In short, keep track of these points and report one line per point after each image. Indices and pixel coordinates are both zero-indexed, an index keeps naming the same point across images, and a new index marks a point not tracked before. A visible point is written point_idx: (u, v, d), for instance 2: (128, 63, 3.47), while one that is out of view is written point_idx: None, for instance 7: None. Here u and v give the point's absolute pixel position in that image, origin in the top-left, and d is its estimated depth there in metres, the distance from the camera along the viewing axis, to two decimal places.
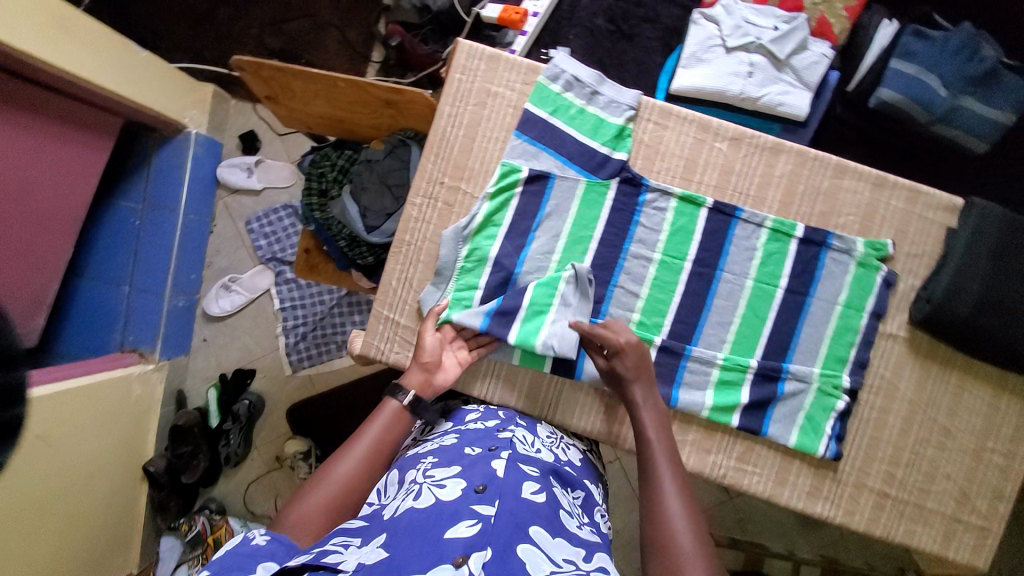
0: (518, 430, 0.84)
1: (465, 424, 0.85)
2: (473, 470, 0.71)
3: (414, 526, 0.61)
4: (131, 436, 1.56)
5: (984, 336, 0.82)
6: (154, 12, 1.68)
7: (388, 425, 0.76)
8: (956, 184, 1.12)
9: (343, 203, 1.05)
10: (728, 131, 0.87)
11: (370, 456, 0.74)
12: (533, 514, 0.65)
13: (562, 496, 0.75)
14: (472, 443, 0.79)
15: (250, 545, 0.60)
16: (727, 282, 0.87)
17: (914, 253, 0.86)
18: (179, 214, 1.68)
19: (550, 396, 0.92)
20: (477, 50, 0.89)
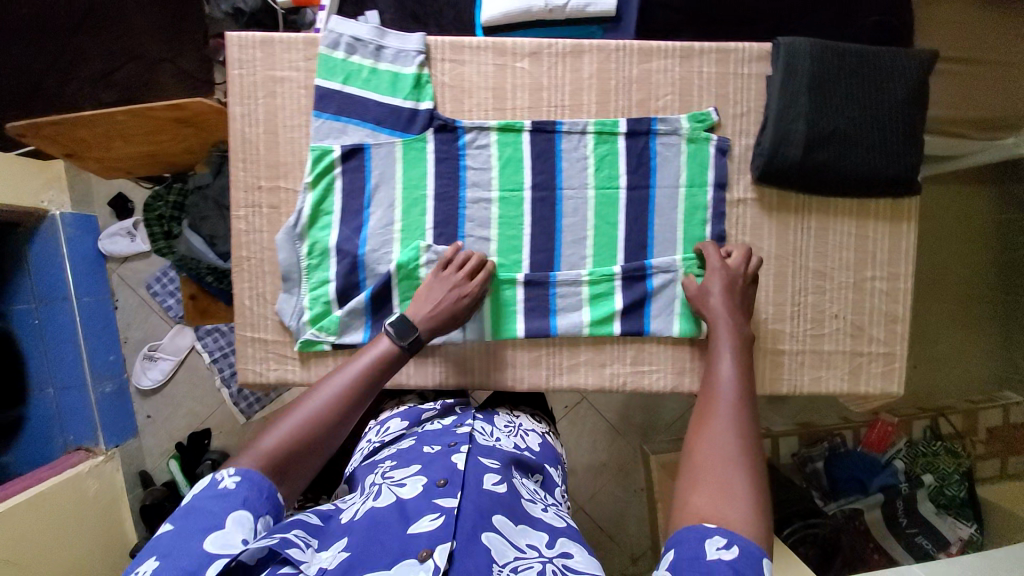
0: (476, 424, 0.80)
1: (423, 425, 0.80)
2: (435, 465, 0.67)
3: (375, 522, 0.57)
4: (105, 531, 1.52)
5: (824, 171, 0.82)
6: None
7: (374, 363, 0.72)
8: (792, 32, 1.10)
9: (186, 238, 1.00)
10: (525, 47, 0.84)
11: (349, 392, 0.70)
12: (496, 503, 0.62)
13: (523, 482, 0.71)
14: (431, 441, 0.74)
15: (218, 488, 0.57)
16: (570, 198, 0.85)
17: (739, 113, 0.85)
18: (73, 301, 1.60)
19: (480, 363, 0.88)
20: (248, 40, 0.84)
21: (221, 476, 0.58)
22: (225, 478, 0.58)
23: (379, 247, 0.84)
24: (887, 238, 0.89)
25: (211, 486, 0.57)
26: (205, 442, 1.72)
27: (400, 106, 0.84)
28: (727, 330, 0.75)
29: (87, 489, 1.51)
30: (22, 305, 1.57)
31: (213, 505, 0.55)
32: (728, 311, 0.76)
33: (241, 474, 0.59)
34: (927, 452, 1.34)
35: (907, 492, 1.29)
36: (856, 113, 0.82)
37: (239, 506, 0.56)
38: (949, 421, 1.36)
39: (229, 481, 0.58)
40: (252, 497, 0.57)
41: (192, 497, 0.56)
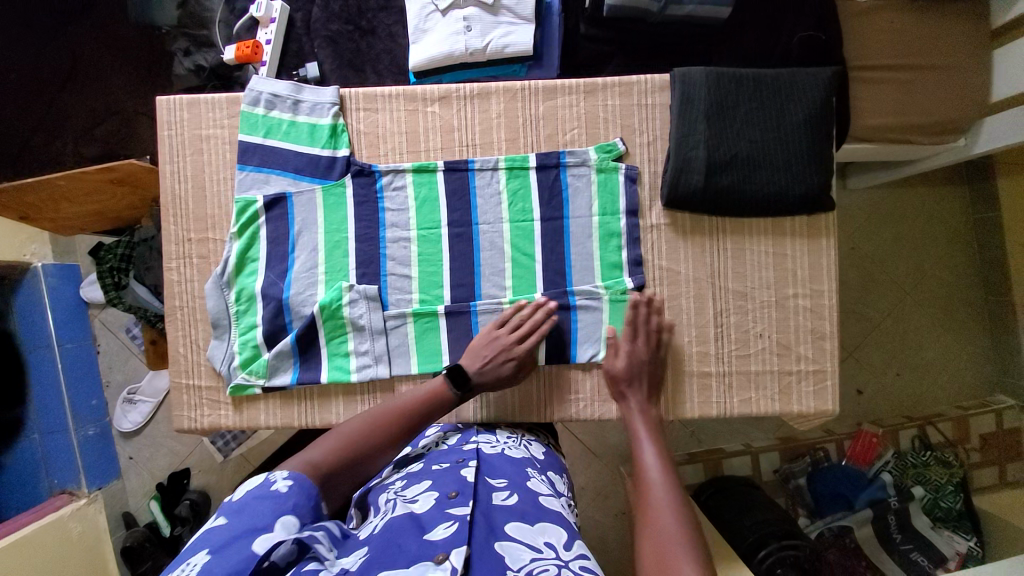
0: (481, 437, 0.80)
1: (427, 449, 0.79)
2: (445, 480, 0.66)
3: (390, 533, 0.56)
4: (90, 575, 1.53)
5: (729, 195, 0.83)
6: None
7: (426, 394, 0.77)
8: None
9: (132, 289, 1.05)
10: (435, 92, 0.88)
11: (393, 420, 0.74)
12: (508, 512, 0.61)
13: (539, 486, 0.70)
14: (439, 458, 0.74)
15: (272, 488, 0.60)
16: (486, 232, 0.87)
17: (647, 142, 0.86)
18: (55, 348, 1.65)
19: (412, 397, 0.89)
20: (175, 102, 0.89)
21: (272, 478, 0.62)
22: (278, 480, 0.61)
23: (302, 289, 0.88)
24: (806, 256, 0.90)
25: (264, 487, 0.60)
26: (184, 483, 1.73)
27: (316, 154, 0.88)
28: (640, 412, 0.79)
29: (70, 531, 1.53)
30: (10, 354, 1.64)
31: (265, 505, 0.58)
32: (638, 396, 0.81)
33: (292, 479, 0.62)
34: (916, 463, 1.24)
35: (896, 506, 1.18)
36: (758, 136, 0.83)
37: (287, 510, 0.59)
38: (938, 429, 1.29)
39: (282, 483, 0.61)
40: (301, 503, 0.60)
41: (246, 494, 0.59)
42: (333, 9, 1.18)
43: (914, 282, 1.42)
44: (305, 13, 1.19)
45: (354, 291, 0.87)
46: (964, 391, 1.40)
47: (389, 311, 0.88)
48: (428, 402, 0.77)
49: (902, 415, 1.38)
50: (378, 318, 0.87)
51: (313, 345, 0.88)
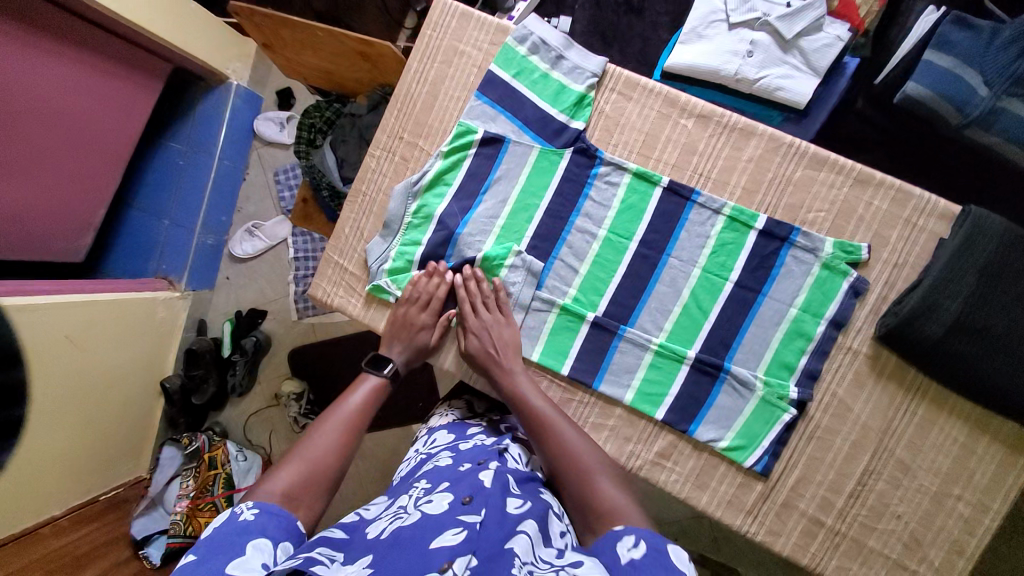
0: (513, 448, 0.78)
1: (459, 445, 0.78)
2: (462, 483, 0.65)
3: (399, 538, 0.55)
4: (154, 355, 1.65)
5: (957, 364, 0.73)
6: None
7: (367, 395, 0.77)
8: (993, 203, 0.99)
9: (323, 153, 1.11)
10: (696, 107, 0.81)
11: (352, 425, 0.74)
12: (520, 523, 0.59)
13: (552, 500, 0.70)
14: (465, 457, 0.74)
15: (239, 519, 0.58)
16: (673, 268, 0.81)
17: (893, 262, 0.76)
18: (214, 157, 1.78)
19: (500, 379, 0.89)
20: (451, 8, 0.89)
21: (238, 511, 0.59)
22: (244, 512, 0.59)
23: (473, 231, 0.87)
24: (993, 466, 0.77)
25: (232, 520, 0.58)
26: (257, 321, 1.86)
27: (550, 116, 0.85)
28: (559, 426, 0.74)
29: (155, 314, 1.65)
30: (176, 145, 1.77)
31: (237, 534, 0.56)
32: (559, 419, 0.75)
33: (258, 507, 0.60)
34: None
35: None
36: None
37: (258, 535, 0.57)
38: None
39: (248, 513, 0.59)
40: (271, 526, 0.59)
41: (214, 529, 0.57)
42: None
43: None
44: None
45: (520, 257, 0.84)
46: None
47: (541, 292, 0.85)
48: (373, 399, 0.78)
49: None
50: (530, 295, 0.85)
51: (457, 287, 0.88)
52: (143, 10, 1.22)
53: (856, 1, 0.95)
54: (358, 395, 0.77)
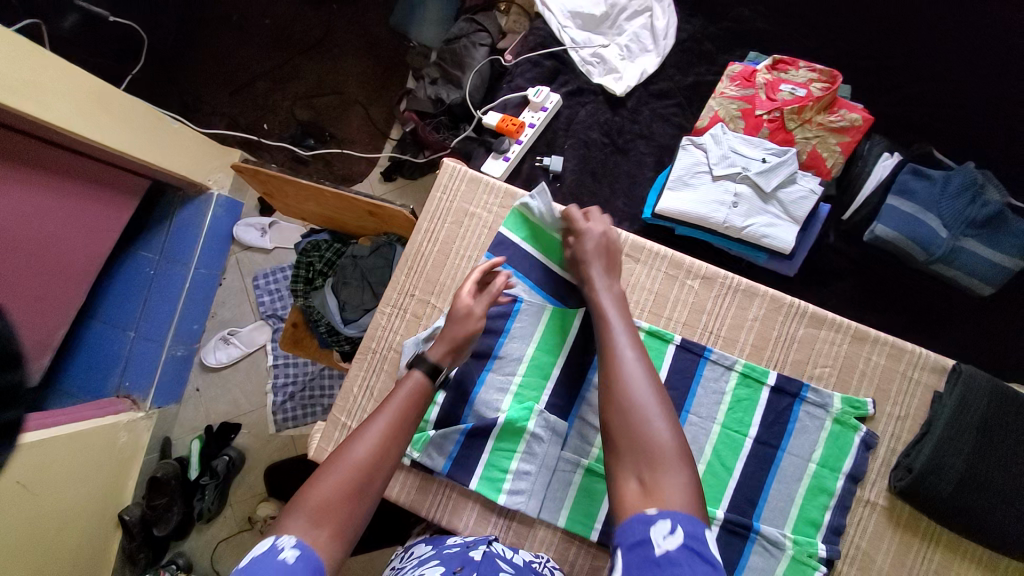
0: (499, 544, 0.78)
1: (444, 537, 0.79)
2: (452, 557, 0.69)
3: None
4: (110, 485, 1.47)
5: (969, 518, 0.76)
6: (195, 75, 1.68)
7: (405, 404, 0.68)
8: (965, 322, 1.07)
9: (324, 295, 1.08)
10: (700, 269, 0.86)
11: (393, 431, 0.66)
12: None
13: None
14: (451, 542, 0.76)
15: (278, 558, 0.52)
16: (693, 426, 0.82)
17: (895, 414, 0.81)
18: (189, 269, 1.67)
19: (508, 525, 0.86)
20: (459, 172, 0.93)
21: (280, 546, 0.53)
22: (285, 549, 0.53)
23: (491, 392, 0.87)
24: None
25: (270, 555, 0.52)
26: (229, 437, 1.70)
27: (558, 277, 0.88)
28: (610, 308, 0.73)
29: (115, 440, 1.48)
30: (148, 254, 1.64)
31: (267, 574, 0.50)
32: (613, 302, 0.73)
33: (301, 548, 0.54)
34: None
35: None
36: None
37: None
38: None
39: (287, 553, 0.53)
40: None
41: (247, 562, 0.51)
42: (599, 119, 1.24)
43: None
44: (572, 111, 1.25)
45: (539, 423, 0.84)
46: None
47: (565, 451, 0.85)
48: (411, 406, 0.69)
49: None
50: (554, 456, 0.84)
51: (476, 448, 0.85)
52: (129, 138, 1.22)
53: (822, 152, 1.07)
54: (391, 405, 0.68)
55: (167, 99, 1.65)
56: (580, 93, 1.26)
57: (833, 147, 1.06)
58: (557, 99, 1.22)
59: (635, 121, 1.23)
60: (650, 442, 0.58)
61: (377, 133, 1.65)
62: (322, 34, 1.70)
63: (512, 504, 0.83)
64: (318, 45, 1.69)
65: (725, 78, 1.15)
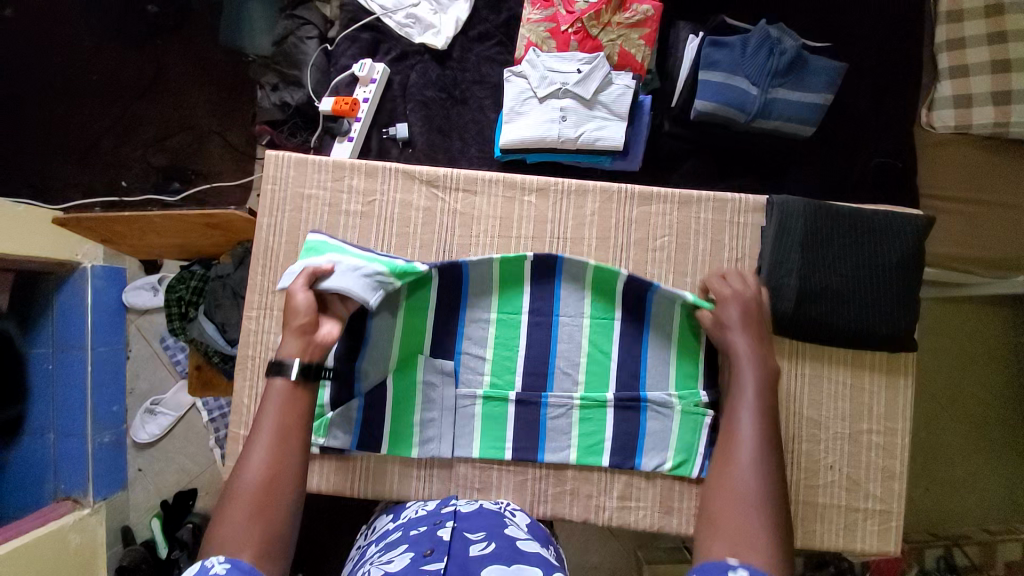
0: (459, 503, 0.83)
1: (406, 516, 0.81)
2: (421, 541, 0.70)
3: None
4: None
5: (816, 325, 0.84)
6: (18, 149, 1.50)
7: (283, 405, 0.68)
8: (808, 164, 1.17)
9: (200, 323, 1.07)
10: (533, 183, 0.91)
11: (281, 436, 0.67)
12: (486, 557, 0.65)
13: (515, 532, 0.74)
14: (416, 523, 0.77)
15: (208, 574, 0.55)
16: (566, 325, 0.88)
17: (735, 259, 0.89)
18: (87, 349, 1.43)
19: (432, 476, 0.88)
20: (284, 159, 0.93)
21: (210, 565, 0.56)
22: (215, 565, 0.56)
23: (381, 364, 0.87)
24: (884, 391, 0.88)
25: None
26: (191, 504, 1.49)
27: (409, 231, 0.92)
28: (750, 369, 0.72)
29: (66, 545, 1.30)
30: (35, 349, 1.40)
31: None
32: (754, 363, 0.73)
33: (230, 561, 0.57)
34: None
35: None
36: (850, 272, 0.85)
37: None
38: (965, 553, 1.29)
39: (219, 568, 0.56)
40: None
41: None
42: (431, 77, 1.24)
43: (953, 395, 1.43)
44: (403, 77, 1.26)
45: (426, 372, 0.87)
46: (992, 514, 1.40)
47: (460, 389, 0.88)
48: (291, 410, 0.69)
49: (928, 531, 1.38)
50: (451, 395, 0.87)
51: (377, 415, 0.86)
52: None
53: (631, 50, 1.14)
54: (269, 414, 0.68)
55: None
56: (405, 57, 1.27)
57: (637, 42, 1.14)
58: (383, 68, 1.22)
59: (466, 70, 1.26)
60: (743, 486, 0.63)
61: (240, 155, 1.53)
62: (153, 73, 1.55)
63: (425, 453, 0.86)
64: (153, 89, 1.54)
65: (527, 6, 1.19)
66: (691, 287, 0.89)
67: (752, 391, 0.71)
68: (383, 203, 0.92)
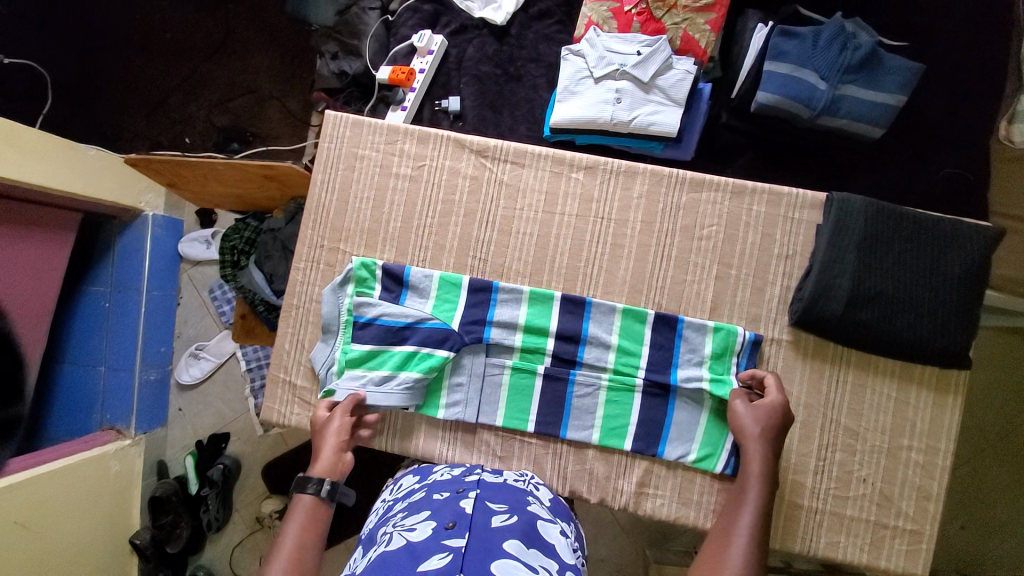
0: (485, 472, 0.84)
1: (431, 477, 0.83)
2: (443, 511, 0.70)
3: (385, 563, 0.61)
4: (115, 514, 1.40)
5: (864, 330, 0.81)
6: (98, 98, 1.59)
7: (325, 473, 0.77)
8: (874, 169, 1.10)
9: (250, 272, 1.12)
10: (582, 161, 0.91)
11: (317, 509, 0.75)
12: (506, 534, 0.65)
13: (537, 511, 0.74)
14: (440, 489, 0.77)
15: None
16: (600, 306, 0.88)
17: (784, 255, 0.86)
18: (142, 292, 1.51)
19: (456, 438, 0.90)
20: (342, 119, 0.95)
21: None
22: None
23: (422, 332, 0.87)
24: (929, 409, 0.84)
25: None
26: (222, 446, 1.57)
27: (455, 198, 0.93)
28: (758, 451, 0.76)
29: (107, 472, 1.39)
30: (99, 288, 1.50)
31: None
32: (763, 444, 0.77)
33: None
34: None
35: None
36: (908, 279, 0.80)
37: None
38: None
39: None
40: None
41: None
42: (487, 52, 1.25)
43: (1004, 434, 1.34)
44: (460, 50, 1.26)
45: (456, 347, 0.87)
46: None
47: (490, 357, 0.89)
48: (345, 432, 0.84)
49: (961, 574, 1.31)
50: (481, 363, 0.89)
51: None
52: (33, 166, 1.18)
53: (695, 35, 1.10)
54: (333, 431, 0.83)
55: (72, 129, 1.57)
56: (463, 30, 1.27)
57: (702, 27, 1.10)
58: (441, 40, 1.24)
59: (523, 47, 1.25)
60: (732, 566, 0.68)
61: (297, 121, 1.59)
62: (224, 36, 1.61)
63: (451, 416, 0.89)
64: (223, 51, 1.61)
65: None
66: (735, 280, 0.87)
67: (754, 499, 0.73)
68: (433, 168, 0.94)
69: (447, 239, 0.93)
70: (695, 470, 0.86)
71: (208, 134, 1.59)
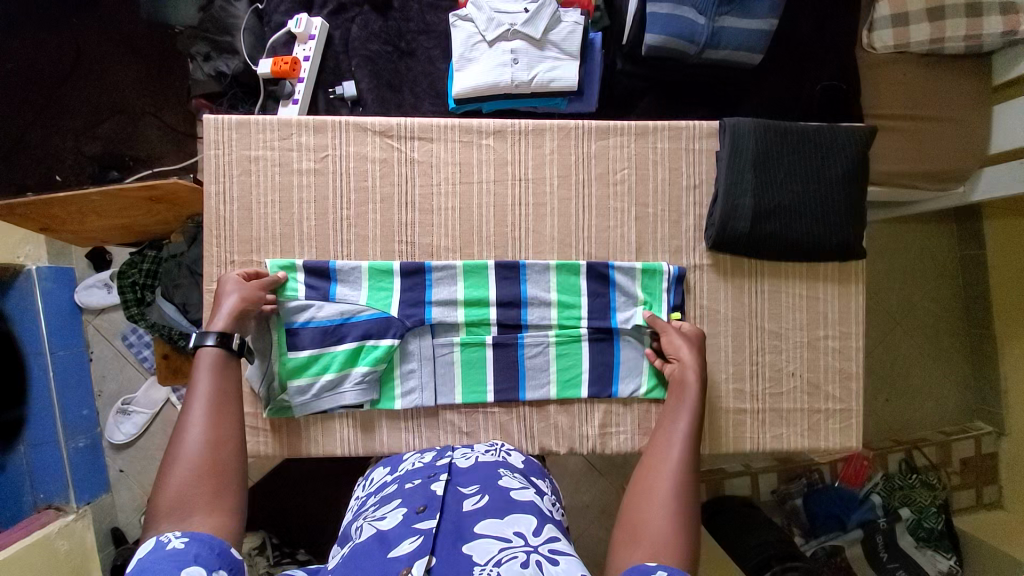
0: (455, 453, 0.83)
1: (401, 467, 0.82)
2: (415, 496, 0.70)
3: (355, 556, 0.61)
4: None
5: (771, 241, 0.88)
6: None
7: (218, 371, 0.72)
8: (762, 94, 1.18)
9: (159, 307, 1.05)
10: (489, 126, 0.90)
11: (218, 402, 0.70)
12: (478, 512, 0.65)
13: (509, 479, 0.75)
14: (411, 476, 0.77)
15: (166, 548, 0.56)
16: (533, 266, 0.89)
17: (693, 185, 0.91)
18: (45, 356, 1.35)
19: (419, 424, 0.90)
20: (224, 122, 0.88)
21: (166, 539, 0.57)
22: (172, 540, 0.57)
23: (360, 326, 0.85)
24: (836, 299, 0.93)
25: (158, 550, 0.55)
26: None
27: (367, 185, 0.89)
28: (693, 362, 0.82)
29: (57, 551, 1.25)
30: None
31: (164, 565, 0.54)
32: (692, 350, 0.83)
33: (188, 534, 0.58)
34: (903, 485, 1.33)
35: (884, 527, 1.28)
36: (801, 187, 0.87)
37: (190, 562, 0.55)
38: (922, 453, 1.41)
39: (177, 541, 0.57)
40: (204, 553, 0.56)
41: (138, 562, 0.54)
42: (373, 29, 1.18)
43: (905, 312, 1.52)
44: (344, 32, 1.19)
45: (399, 333, 0.86)
46: (947, 417, 1.52)
47: (437, 338, 0.89)
48: (225, 372, 0.72)
49: (891, 438, 1.49)
50: (428, 346, 0.88)
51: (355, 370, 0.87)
52: None
53: None
54: (204, 377, 0.71)
55: None
56: (343, 10, 1.20)
57: None
58: (322, 23, 1.16)
59: (410, 19, 1.20)
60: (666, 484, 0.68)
61: (181, 137, 1.44)
62: (73, 54, 1.43)
63: (409, 404, 0.88)
64: (76, 71, 1.42)
65: None
66: (654, 217, 0.91)
67: (681, 426, 0.76)
68: (337, 158, 0.89)
69: (367, 229, 0.89)
70: (649, 401, 0.91)
71: (78, 168, 1.41)
